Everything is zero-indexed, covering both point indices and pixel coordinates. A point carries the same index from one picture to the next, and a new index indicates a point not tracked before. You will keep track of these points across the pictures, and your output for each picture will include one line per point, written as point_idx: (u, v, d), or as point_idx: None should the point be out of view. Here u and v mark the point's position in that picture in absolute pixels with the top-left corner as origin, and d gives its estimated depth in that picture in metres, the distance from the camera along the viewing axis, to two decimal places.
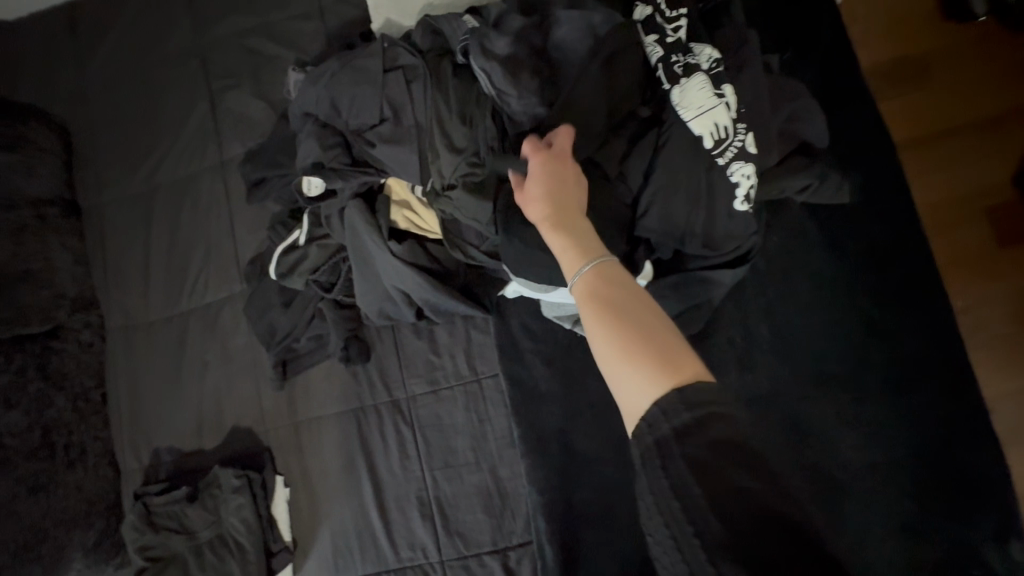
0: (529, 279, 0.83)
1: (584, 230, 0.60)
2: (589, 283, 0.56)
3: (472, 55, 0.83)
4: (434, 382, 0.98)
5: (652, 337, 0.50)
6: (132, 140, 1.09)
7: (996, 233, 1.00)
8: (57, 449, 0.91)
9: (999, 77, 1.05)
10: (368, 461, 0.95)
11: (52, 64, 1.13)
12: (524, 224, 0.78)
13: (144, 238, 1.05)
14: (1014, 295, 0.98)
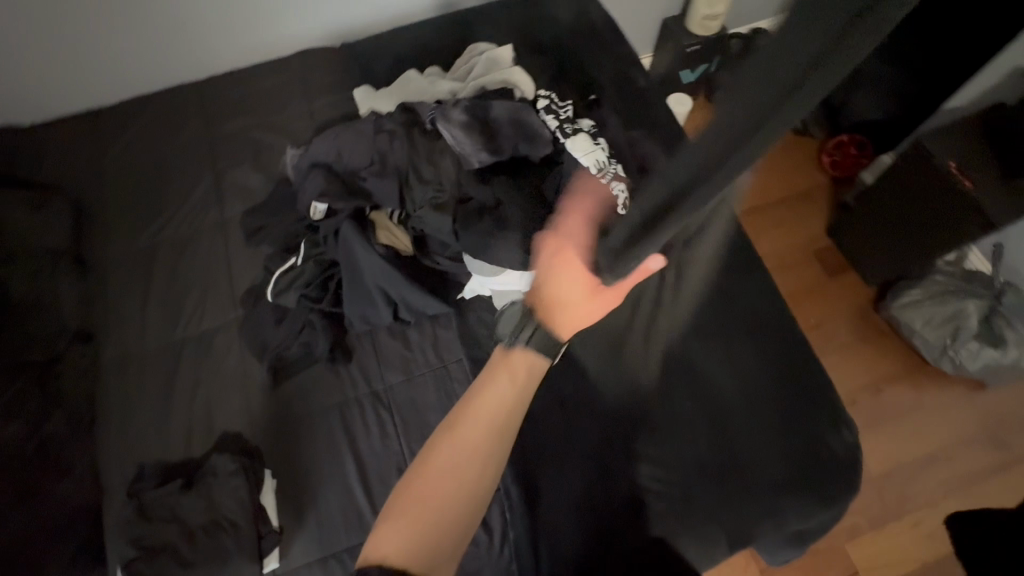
0: (485, 261, 1.04)
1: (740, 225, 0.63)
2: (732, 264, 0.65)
3: (441, 125, 1.09)
4: (408, 371, 1.12)
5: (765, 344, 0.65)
6: (142, 207, 1.30)
7: (811, 279, 1.90)
8: (49, 460, 1.00)
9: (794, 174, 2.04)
10: (351, 444, 1.06)
11: (76, 153, 1.36)
12: (478, 221, 1.04)
13: (147, 281, 1.22)
14: (844, 314, 1.85)
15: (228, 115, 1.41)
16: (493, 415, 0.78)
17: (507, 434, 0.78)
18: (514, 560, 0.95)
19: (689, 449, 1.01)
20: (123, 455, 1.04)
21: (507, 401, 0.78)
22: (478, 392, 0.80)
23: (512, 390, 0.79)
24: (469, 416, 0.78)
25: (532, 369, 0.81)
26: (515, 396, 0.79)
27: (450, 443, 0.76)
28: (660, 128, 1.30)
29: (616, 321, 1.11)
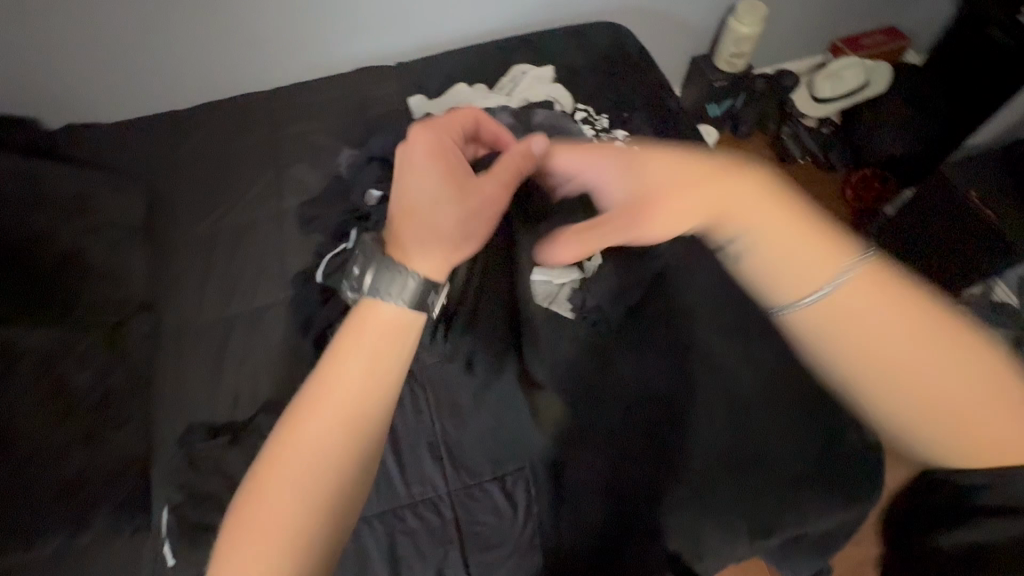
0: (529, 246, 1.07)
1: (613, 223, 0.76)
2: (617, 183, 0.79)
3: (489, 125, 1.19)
4: None
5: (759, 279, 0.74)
6: (208, 195, 1.43)
7: None
8: (110, 410, 1.06)
9: (821, 202, 2.11)
10: None
11: (154, 146, 1.50)
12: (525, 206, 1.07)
13: (208, 260, 1.33)
14: None
15: (291, 119, 1.55)
16: (351, 390, 0.67)
17: (361, 428, 0.66)
18: (538, 531, 1.01)
19: (710, 438, 1.03)
20: (176, 414, 1.13)
21: (369, 384, 0.67)
22: (330, 367, 0.68)
23: (370, 378, 0.67)
24: (330, 395, 0.66)
25: (394, 339, 0.71)
26: (371, 375, 0.68)
27: (301, 428, 0.65)
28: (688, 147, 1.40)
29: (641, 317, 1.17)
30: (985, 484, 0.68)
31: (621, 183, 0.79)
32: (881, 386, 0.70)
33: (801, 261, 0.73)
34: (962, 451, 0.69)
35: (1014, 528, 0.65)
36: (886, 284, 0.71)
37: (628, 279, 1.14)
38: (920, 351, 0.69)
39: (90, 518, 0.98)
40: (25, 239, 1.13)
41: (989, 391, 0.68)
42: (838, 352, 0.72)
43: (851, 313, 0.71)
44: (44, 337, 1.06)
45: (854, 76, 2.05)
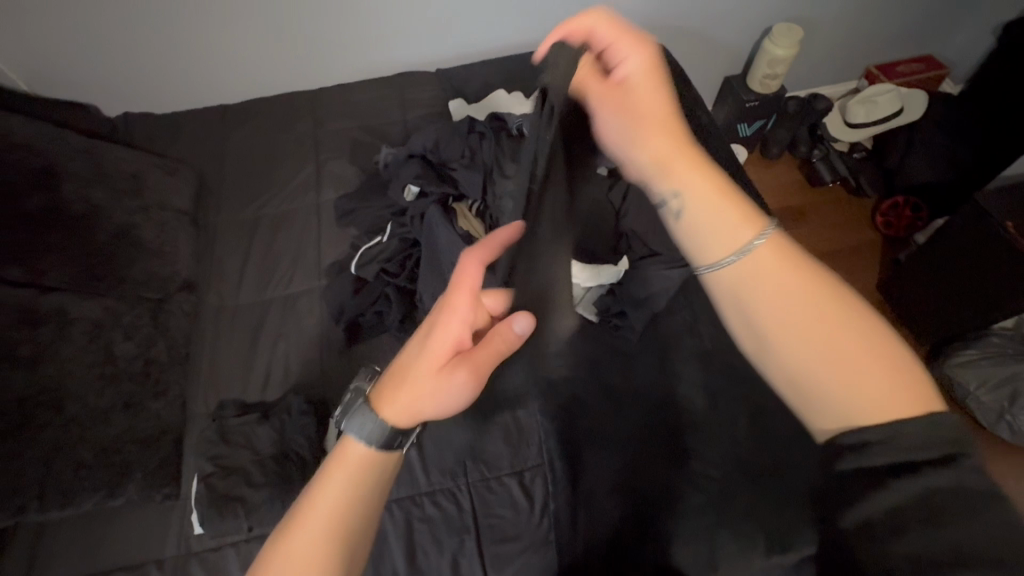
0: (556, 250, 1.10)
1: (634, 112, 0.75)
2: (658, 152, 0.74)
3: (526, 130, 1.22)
4: None
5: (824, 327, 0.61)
6: (251, 185, 1.49)
7: None
8: (150, 380, 1.12)
9: (849, 225, 2.11)
10: None
11: (203, 136, 1.58)
12: None
13: (248, 247, 1.38)
14: None
15: (334, 117, 1.61)
16: (324, 523, 0.62)
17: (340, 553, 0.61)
18: (552, 528, 1.02)
19: (730, 447, 1.04)
20: (208, 391, 1.17)
21: (338, 514, 0.62)
22: (299, 509, 0.63)
23: (340, 506, 0.63)
24: (300, 530, 0.61)
25: (368, 468, 0.66)
26: (343, 504, 0.63)
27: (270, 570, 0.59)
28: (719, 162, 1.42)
29: (664, 324, 1.18)
30: (873, 439, 0.57)
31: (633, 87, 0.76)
32: (782, 334, 0.63)
33: (718, 215, 0.68)
34: (854, 412, 0.59)
35: (900, 490, 0.54)
36: (798, 261, 0.64)
37: (654, 287, 1.16)
38: (821, 317, 0.62)
39: (123, 482, 1.01)
40: (83, 212, 1.19)
41: (883, 364, 0.60)
42: (749, 302, 0.65)
43: (763, 272, 0.64)
44: (96, 306, 1.12)
45: (891, 102, 2.02)
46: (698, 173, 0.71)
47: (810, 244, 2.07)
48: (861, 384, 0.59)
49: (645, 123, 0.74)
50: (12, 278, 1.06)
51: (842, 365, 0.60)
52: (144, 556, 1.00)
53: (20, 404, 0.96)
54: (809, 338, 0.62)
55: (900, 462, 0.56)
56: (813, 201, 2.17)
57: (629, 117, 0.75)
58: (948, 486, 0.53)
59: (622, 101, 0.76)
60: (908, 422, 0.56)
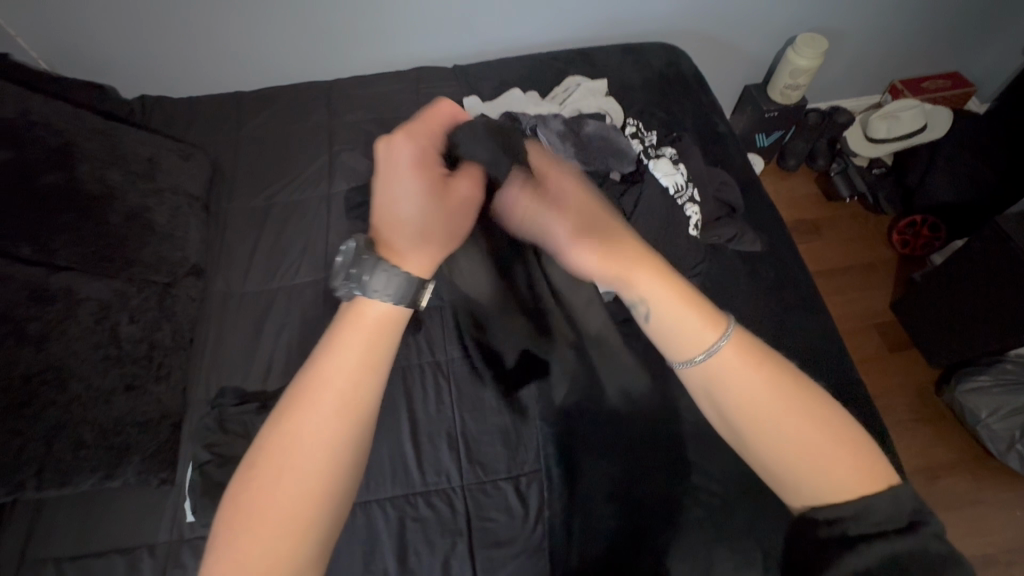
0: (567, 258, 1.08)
1: (595, 239, 0.74)
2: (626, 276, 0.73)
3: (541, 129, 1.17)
4: (469, 348, 1.18)
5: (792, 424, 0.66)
6: (264, 173, 1.49)
7: (873, 346, 1.88)
8: (153, 363, 1.12)
9: (864, 242, 2.08)
10: (408, 404, 1.11)
11: (218, 122, 1.58)
12: None
13: (257, 235, 1.39)
14: (902, 387, 1.81)
15: (349, 109, 1.60)
16: (337, 380, 0.62)
17: (360, 413, 0.62)
18: (546, 536, 1.01)
19: (731, 463, 1.02)
20: (210, 378, 1.19)
21: (356, 379, 0.62)
22: (314, 359, 0.64)
23: (359, 370, 0.63)
24: (314, 382, 0.62)
25: (379, 332, 0.66)
26: (361, 366, 0.63)
27: (293, 422, 0.60)
28: (735, 172, 1.39)
29: None
30: (848, 516, 0.64)
31: (574, 208, 0.77)
32: (756, 431, 0.67)
33: (687, 318, 0.71)
34: (815, 488, 0.66)
35: (872, 556, 0.61)
36: (760, 358, 0.68)
37: None
38: (785, 409, 0.66)
39: (121, 464, 1.02)
40: (97, 193, 1.19)
41: (850, 459, 0.66)
42: (724, 399, 0.68)
43: (730, 374, 0.68)
44: (105, 287, 1.13)
45: (913, 118, 1.99)
46: (662, 280, 0.73)
47: (822, 259, 2.05)
48: (826, 468, 0.65)
49: (602, 248, 0.74)
50: (23, 255, 1.07)
51: (809, 454, 0.65)
52: (139, 539, 1.01)
53: (26, 381, 0.96)
54: (777, 432, 0.66)
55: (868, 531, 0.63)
56: (830, 215, 2.14)
57: (585, 243, 0.74)
58: (910, 551, 0.61)
59: (573, 224, 0.75)
60: (871, 500, 0.64)
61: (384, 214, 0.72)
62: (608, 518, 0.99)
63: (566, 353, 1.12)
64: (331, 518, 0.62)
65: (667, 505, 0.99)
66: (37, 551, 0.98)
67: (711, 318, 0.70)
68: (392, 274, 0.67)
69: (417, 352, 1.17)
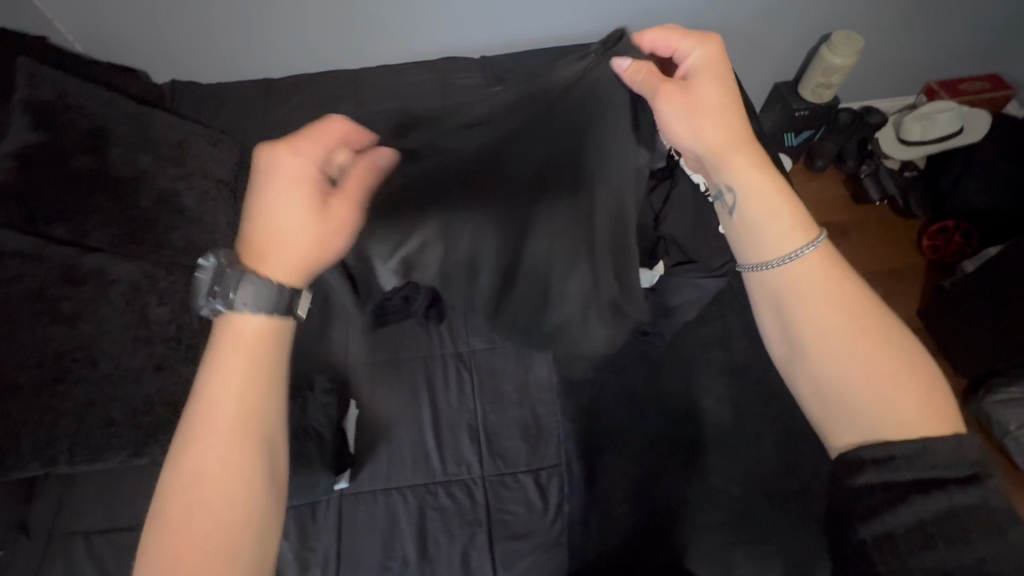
0: None
1: (715, 117, 0.71)
2: (731, 159, 0.71)
3: None
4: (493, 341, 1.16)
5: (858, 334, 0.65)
6: None
7: None
8: (181, 344, 1.13)
9: (893, 246, 2.03)
10: (431, 394, 1.12)
11: (247, 109, 1.59)
12: None
13: None
14: None
15: (376, 98, 1.60)
16: (220, 408, 0.60)
17: (259, 436, 0.61)
18: (565, 530, 1.00)
19: (755, 466, 1.01)
20: None
21: (249, 399, 0.61)
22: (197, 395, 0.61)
23: (249, 388, 0.61)
24: (201, 420, 0.60)
25: (256, 344, 0.63)
26: (248, 383, 0.61)
27: (191, 461, 0.59)
28: None
29: (694, 334, 1.16)
30: (902, 455, 0.60)
31: (699, 79, 0.71)
32: (815, 344, 0.67)
33: (775, 203, 0.71)
34: (876, 413, 0.63)
35: (925, 507, 0.57)
36: (844, 272, 0.68)
37: (690, 296, 1.12)
38: (861, 323, 0.65)
39: (149, 443, 1.03)
40: (129, 176, 1.21)
41: (920, 401, 0.62)
42: (799, 302, 0.68)
43: (808, 279, 0.68)
44: (135, 269, 1.14)
45: (949, 119, 1.92)
46: (756, 169, 0.71)
47: (849, 263, 2.01)
48: (891, 394, 0.63)
49: (715, 124, 0.71)
50: (57, 236, 1.11)
51: (871, 378, 0.63)
52: None
53: (57, 359, 1.01)
54: (842, 343, 0.65)
55: (923, 473, 0.59)
56: (859, 218, 2.09)
57: (699, 118, 0.71)
58: (970, 504, 0.56)
59: (690, 102, 0.71)
60: (933, 439, 0.59)
61: (262, 225, 0.65)
62: (624, 516, 1.00)
63: (588, 349, 1.12)
64: (262, 547, 0.60)
65: (690, 506, 0.98)
66: (69, 523, 1.01)
67: (800, 226, 0.69)
68: (257, 287, 0.63)
69: (439, 342, 1.17)
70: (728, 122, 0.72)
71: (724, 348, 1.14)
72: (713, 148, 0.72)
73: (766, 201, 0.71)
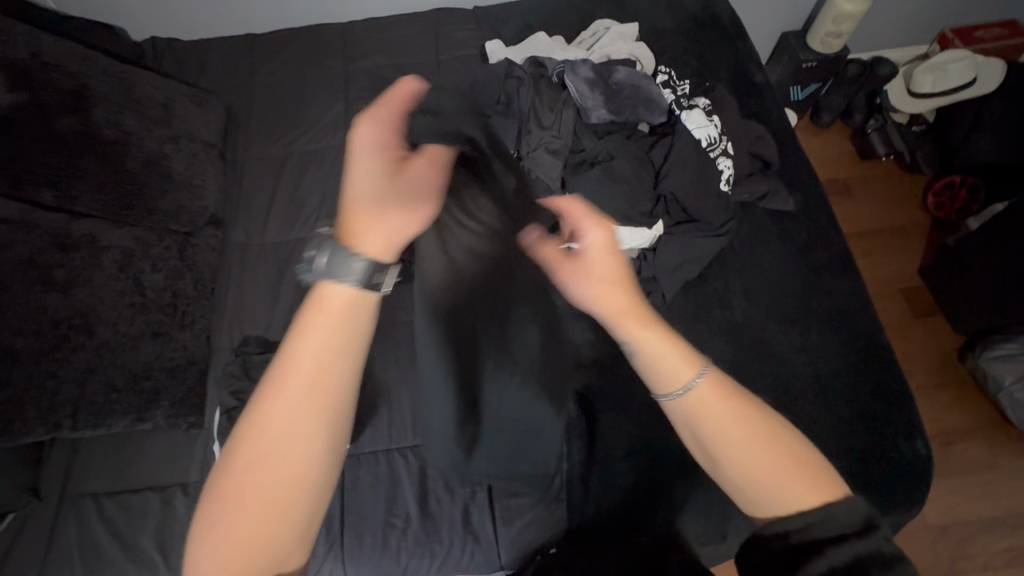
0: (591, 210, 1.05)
1: (614, 280, 0.71)
2: (632, 321, 0.70)
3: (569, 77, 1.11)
4: None
5: (758, 443, 0.64)
6: (279, 121, 1.45)
7: (900, 311, 1.84)
8: (177, 311, 1.13)
9: (897, 203, 2.00)
10: None
11: (231, 66, 1.53)
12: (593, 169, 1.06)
13: (274, 183, 1.36)
14: (926, 353, 1.78)
15: (366, 54, 1.53)
16: (308, 365, 0.56)
17: (330, 406, 0.57)
18: (564, 487, 1.04)
19: None
20: (233, 327, 1.19)
21: (329, 367, 0.57)
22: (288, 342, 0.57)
23: (334, 357, 0.57)
24: (287, 366, 0.56)
25: (355, 307, 0.58)
26: (333, 348, 0.57)
27: (267, 407, 0.56)
28: (772, 126, 1.32)
29: (693, 293, 1.15)
30: (815, 521, 0.61)
31: (591, 245, 0.72)
32: (723, 457, 0.65)
33: (671, 352, 0.68)
34: (769, 499, 0.64)
35: (839, 556, 0.59)
36: (736, 393, 0.66)
37: (688, 255, 1.12)
38: (752, 437, 0.64)
39: (151, 408, 1.04)
40: (113, 138, 1.17)
41: (815, 492, 0.63)
42: (702, 430, 0.66)
43: (703, 410, 0.66)
44: (126, 236, 1.13)
45: (965, 67, 1.82)
46: (651, 326, 0.69)
47: (855, 221, 1.98)
48: (793, 487, 0.63)
49: (614, 291, 0.70)
50: (45, 202, 1.08)
51: (772, 480, 0.63)
52: (172, 477, 1.05)
53: (55, 326, 0.99)
54: (745, 457, 0.64)
55: (818, 538, 0.60)
56: (864, 174, 2.05)
57: (602, 288, 0.70)
58: (874, 552, 0.59)
59: (592, 271, 0.71)
60: (834, 505, 0.61)
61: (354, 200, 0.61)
62: (622, 473, 1.01)
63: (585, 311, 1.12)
64: (315, 509, 0.58)
65: (686, 461, 1.00)
66: (78, 487, 1.03)
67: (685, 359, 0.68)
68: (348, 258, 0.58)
69: None
70: (626, 289, 0.71)
71: (723, 306, 1.13)
72: (620, 316, 0.70)
73: (670, 345, 0.69)
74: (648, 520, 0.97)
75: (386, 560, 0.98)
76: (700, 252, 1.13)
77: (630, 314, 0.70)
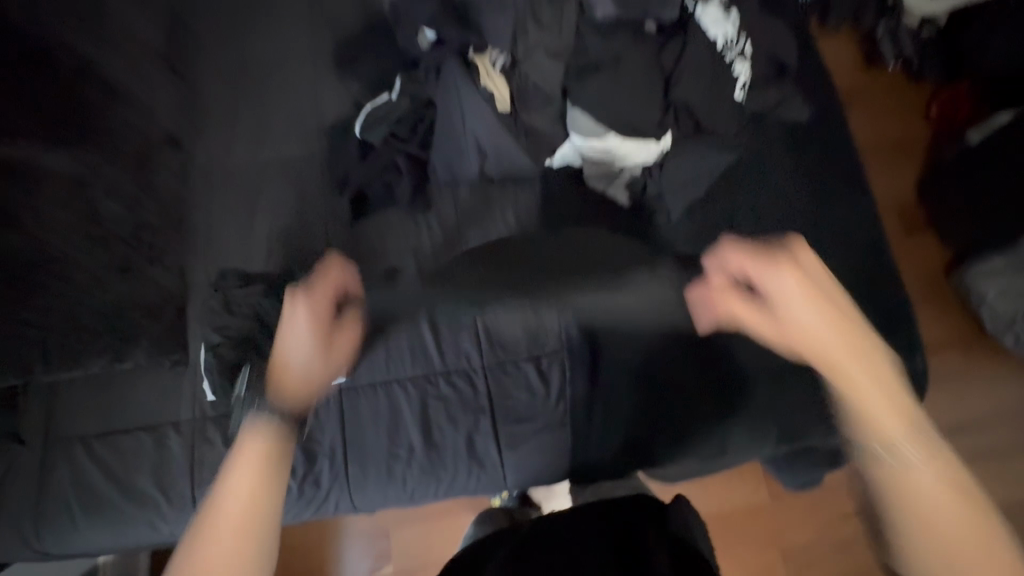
0: (593, 118, 1.02)
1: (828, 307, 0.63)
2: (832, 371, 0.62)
3: None
4: (485, 229, 1.11)
5: (948, 505, 0.55)
6: (232, 21, 1.26)
7: (895, 228, 1.83)
8: (144, 244, 1.04)
9: (899, 114, 1.92)
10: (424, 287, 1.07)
11: None
12: (595, 73, 1.01)
13: (235, 98, 1.21)
14: (917, 269, 1.80)
15: None
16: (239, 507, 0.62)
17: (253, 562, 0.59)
18: (569, 412, 1.03)
19: (755, 344, 1.00)
20: (206, 259, 1.09)
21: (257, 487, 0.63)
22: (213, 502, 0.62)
23: (262, 477, 0.64)
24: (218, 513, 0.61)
25: (269, 455, 0.65)
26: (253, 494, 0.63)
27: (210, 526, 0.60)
28: (790, 24, 1.20)
29: (699, 213, 1.09)
30: None
31: (806, 311, 0.63)
32: (915, 530, 0.55)
33: (880, 394, 0.60)
34: None
35: None
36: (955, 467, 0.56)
37: (695, 171, 1.06)
38: (952, 498, 0.55)
39: (128, 348, 0.98)
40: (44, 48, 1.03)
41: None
42: (898, 517, 0.56)
43: (909, 487, 0.56)
44: (70, 159, 1.00)
45: None
46: (868, 375, 0.61)
47: (864, 134, 1.90)
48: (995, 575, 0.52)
49: (818, 343, 0.63)
50: None
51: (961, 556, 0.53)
52: (161, 417, 1.00)
53: (9, 262, 0.91)
54: (945, 518, 0.54)
55: None
56: (867, 84, 1.94)
57: (806, 288, 0.63)
58: None
59: (812, 288, 0.64)
60: None
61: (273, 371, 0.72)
62: (626, 400, 1.00)
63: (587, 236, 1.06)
64: None
65: (690, 385, 1.00)
66: (62, 430, 0.98)
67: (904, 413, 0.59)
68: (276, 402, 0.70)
69: (428, 232, 1.12)
70: (835, 300, 0.64)
71: (729, 225, 1.09)
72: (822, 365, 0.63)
73: (871, 368, 0.61)
74: (650, 440, 0.99)
75: (393, 488, 0.99)
76: (708, 169, 1.06)
77: (838, 330, 0.62)
